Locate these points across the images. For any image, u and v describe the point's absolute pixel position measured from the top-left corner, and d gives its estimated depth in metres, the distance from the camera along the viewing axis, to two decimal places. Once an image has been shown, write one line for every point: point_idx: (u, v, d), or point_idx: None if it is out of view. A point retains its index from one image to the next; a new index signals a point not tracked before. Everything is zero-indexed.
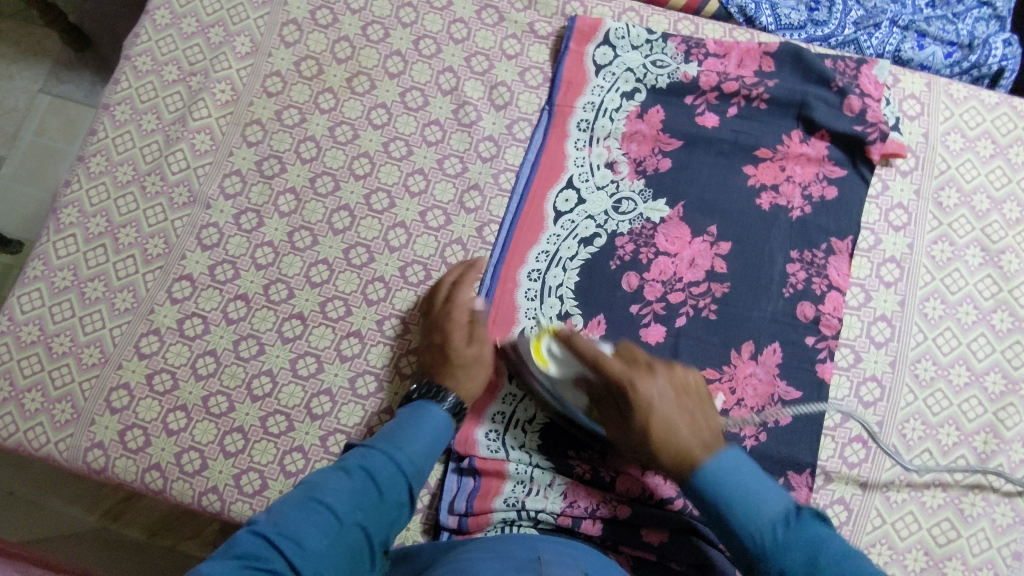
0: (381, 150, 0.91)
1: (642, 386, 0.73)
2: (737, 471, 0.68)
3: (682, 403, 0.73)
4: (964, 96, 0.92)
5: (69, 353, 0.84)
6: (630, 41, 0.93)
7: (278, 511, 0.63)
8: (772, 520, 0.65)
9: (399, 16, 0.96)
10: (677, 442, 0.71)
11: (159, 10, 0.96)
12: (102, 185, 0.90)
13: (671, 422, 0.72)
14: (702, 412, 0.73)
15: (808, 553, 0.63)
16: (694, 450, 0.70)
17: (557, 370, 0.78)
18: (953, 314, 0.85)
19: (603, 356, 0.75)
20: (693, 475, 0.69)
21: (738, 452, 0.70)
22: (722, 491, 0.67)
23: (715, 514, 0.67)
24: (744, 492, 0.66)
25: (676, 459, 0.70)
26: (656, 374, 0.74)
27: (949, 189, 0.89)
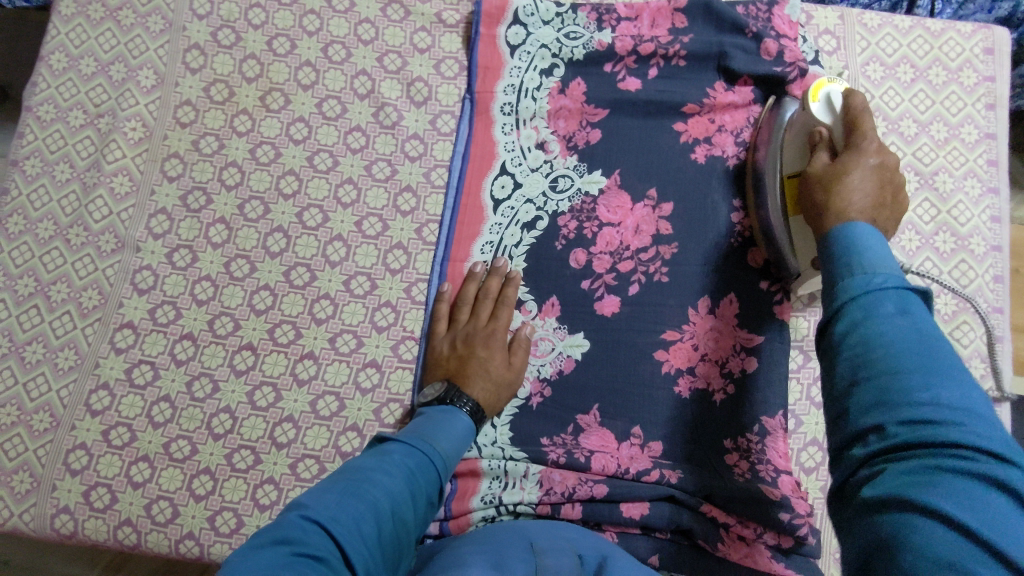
0: (307, 165, 0.89)
1: (873, 147, 0.67)
2: (877, 239, 0.56)
3: (880, 182, 0.64)
4: (878, 24, 0.92)
5: (19, 422, 0.82)
6: (540, 17, 0.91)
7: (324, 496, 0.58)
8: (881, 271, 0.52)
9: (304, 25, 0.93)
10: (848, 196, 0.62)
11: (53, 54, 0.92)
12: (24, 244, 0.87)
13: (858, 186, 0.63)
14: (891, 211, 0.65)
15: (901, 305, 0.50)
16: (853, 209, 0.61)
17: (823, 109, 0.73)
18: (897, 242, 0.85)
19: (865, 116, 0.70)
20: (841, 224, 0.59)
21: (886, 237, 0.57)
22: (843, 261, 0.55)
23: (827, 286, 0.55)
24: (873, 254, 0.54)
25: (832, 213, 0.62)
26: (865, 153, 0.66)
27: (876, 119, 0.89)
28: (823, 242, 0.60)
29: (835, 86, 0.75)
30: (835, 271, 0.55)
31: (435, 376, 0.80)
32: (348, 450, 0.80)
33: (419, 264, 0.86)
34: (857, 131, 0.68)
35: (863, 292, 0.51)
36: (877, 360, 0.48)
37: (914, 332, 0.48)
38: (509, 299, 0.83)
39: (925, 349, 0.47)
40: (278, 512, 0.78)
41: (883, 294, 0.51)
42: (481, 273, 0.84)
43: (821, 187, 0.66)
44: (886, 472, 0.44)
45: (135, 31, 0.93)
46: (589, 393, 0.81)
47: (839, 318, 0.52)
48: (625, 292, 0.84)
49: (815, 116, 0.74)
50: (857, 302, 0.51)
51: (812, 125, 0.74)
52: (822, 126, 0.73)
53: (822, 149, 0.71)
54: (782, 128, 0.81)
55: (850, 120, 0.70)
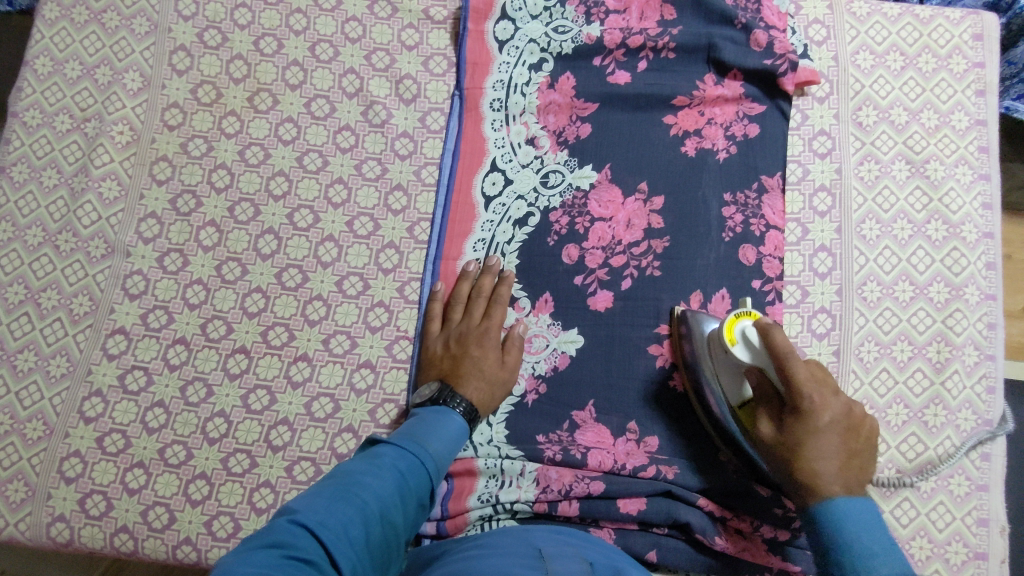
0: (296, 166, 0.88)
1: (818, 404, 0.68)
2: (860, 509, 0.65)
3: (844, 443, 0.68)
4: (866, 12, 0.91)
5: (12, 431, 0.81)
6: (528, 11, 0.90)
7: (313, 500, 0.58)
8: (880, 554, 0.61)
9: (290, 25, 0.92)
10: (817, 470, 0.67)
11: (38, 58, 0.91)
12: (13, 251, 0.86)
13: (825, 476, 0.67)
14: (862, 456, 0.69)
15: (900, 575, 0.60)
16: (831, 488, 0.66)
17: (747, 351, 0.71)
18: (889, 231, 0.85)
19: (793, 360, 0.68)
20: (816, 504, 0.67)
21: (871, 505, 0.66)
22: (833, 544, 0.64)
23: (825, 559, 0.64)
24: (860, 530, 0.63)
25: (811, 496, 0.67)
26: (818, 420, 0.68)
27: (867, 108, 0.89)
28: (813, 527, 0.67)
29: (747, 320, 0.73)
30: (827, 543, 0.65)
31: (429, 376, 0.80)
32: (344, 452, 0.80)
33: (412, 263, 0.86)
34: (798, 394, 0.68)
35: None
36: None
37: None
38: (502, 297, 0.82)
39: None
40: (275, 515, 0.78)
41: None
42: (474, 271, 0.84)
43: (788, 472, 0.69)
44: None
45: (121, 33, 0.92)
46: (584, 389, 0.81)
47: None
48: (619, 286, 0.84)
49: (740, 360, 0.72)
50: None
51: (741, 364, 0.72)
52: (751, 369, 0.72)
53: (765, 417, 0.71)
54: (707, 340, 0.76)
55: (779, 369, 0.69)
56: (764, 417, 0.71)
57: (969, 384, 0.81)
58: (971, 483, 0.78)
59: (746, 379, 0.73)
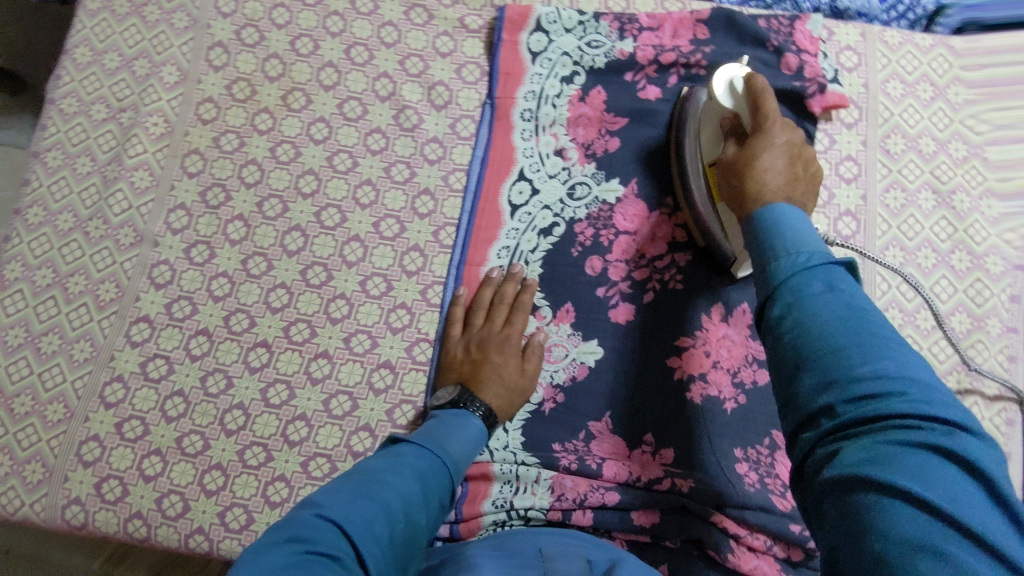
0: (326, 166, 0.89)
1: (777, 126, 0.66)
2: (801, 218, 0.56)
3: (792, 161, 0.64)
4: (898, 42, 0.92)
5: (33, 412, 0.82)
6: (563, 25, 0.92)
7: (336, 495, 0.58)
8: (806, 250, 0.53)
9: (327, 26, 0.94)
10: (763, 181, 0.62)
11: (78, 48, 0.93)
12: (43, 235, 0.87)
13: (773, 166, 0.63)
14: (806, 188, 0.64)
15: (840, 296, 0.49)
16: (774, 193, 0.61)
17: (728, 96, 0.72)
18: (913, 259, 0.85)
19: (761, 85, 0.69)
20: (756, 210, 0.59)
21: (805, 212, 0.58)
22: (767, 241, 0.55)
23: (758, 263, 0.55)
24: (791, 234, 0.54)
25: (750, 201, 0.61)
26: (773, 133, 0.66)
27: (895, 136, 0.89)
28: (749, 225, 0.59)
29: (737, 71, 0.73)
30: (761, 250, 0.55)
31: (448, 380, 0.80)
32: (360, 450, 0.80)
33: (436, 267, 0.87)
34: (758, 109, 0.68)
35: (794, 274, 0.51)
36: (812, 342, 0.47)
37: (842, 307, 0.48)
38: (524, 304, 0.83)
39: (857, 327, 0.47)
40: (289, 509, 0.78)
41: (809, 274, 0.51)
42: (497, 278, 0.85)
43: (739, 188, 0.64)
44: (846, 454, 0.42)
45: (160, 27, 0.94)
46: (602, 401, 0.81)
47: (774, 301, 0.51)
48: (640, 299, 0.84)
49: (720, 105, 0.73)
50: (788, 283, 0.51)
51: (723, 113, 0.73)
52: (727, 114, 0.73)
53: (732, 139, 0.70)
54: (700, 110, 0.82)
55: (751, 103, 0.69)
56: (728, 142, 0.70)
57: (989, 416, 0.81)
58: None
59: (721, 140, 0.75)
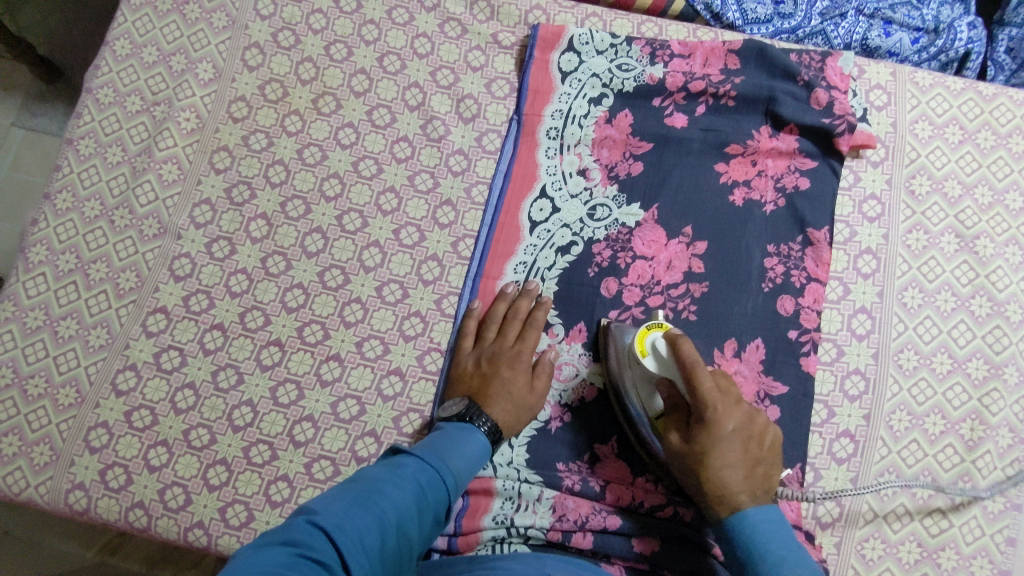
0: (351, 170, 0.90)
1: (722, 412, 0.70)
2: (766, 514, 0.68)
3: (748, 447, 0.71)
4: (929, 83, 0.92)
5: (45, 394, 0.82)
6: (594, 46, 0.92)
7: (332, 502, 0.58)
8: (794, 569, 0.63)
9: (362, 34, 0.95)
10: (723, 477, 0.69)
11: (118, 40, 0.94)
12: (70, 221, 0.88)
13: (729, 461, 0.69)
14: (765, 462, 0.71)
15: (792, 549, 0.65)
16: (739, 497, 0.68)
17: (655, 362, 0.73)
18: (932, 302, 0.85)
19: (700, 371, 0.70)
20: (730, 517, 0.68)
21: (778, 511, 0.69)
22: (746, 550, 0.66)
23: (743, 569, 0.66)
24: (770, 551, 0.65)
25: (716, 502, 0.69)
26: (721, 426, 0.70)
27: (920, 177, 0.89)
28: (730, 542, 0.68)
29: (656, 330, 0.75)
30: (738, 555, 0.67)
31: (456, 392, 0.80)
32: (364, 456, 0.80)
33: (452, 277, 0.87)
34: (704, 404, 0.70)
35: None
36: None
37: None
38: (537, 321, 0.83)
39: None
40: (289, 509, 0.78)
41: None
42: (512, 293, 0.85)
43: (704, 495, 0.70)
44: None
45: (199, 25, 0.95)
46: (609, 423, 0.81)
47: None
48: None
49: (648, 371, 0.74)
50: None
51: (652, 375, 0.75)
52: (659, 378, 0.74)
53: (673, 429, 0.73)
54: (625, 353, 0.78)
55: (686, 377, 0.70)
56: (672, 421, 0.74)
57: (1000, 465, 0.80)
58: (994, 567, 0.77)
59: (658, 391, 0.75)
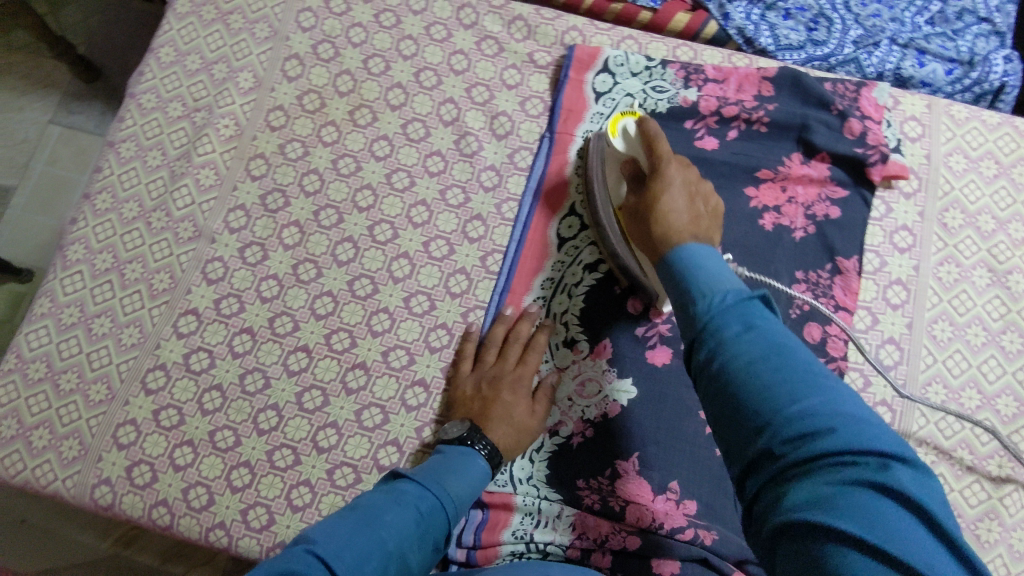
0: (384, 182, 0.91)
1: (671, 163, 0.70)
2: (710, 257, 0.59)
3: (693, 199, 0.68)
4: (965, 116, 0.92)
5: (77, 389, 0.84)
6: (629, 68, 0.93)
7: (334, 530, 0.58)
8: (718, 290, 0.55)
9: (400, 49, 0.97)
10: (669, 218, 0.65)
11: (163, 48, 0.96)
12: (108, 221, 0.90)
13: (675, 206, 0.66)
14: (710, 220, 0.68)
15: (745, 316, 0.52)
16: (681, 235, 0.63)
17: (624, 141, 0.77)
18: (962, 336, 0.84)
19: (655, 133, 0.72)
20: (670, 253, 0.61)
21: (716, 251, 0.60)
22: (682, 286, 0.57)
23: (679, 308, 0.57)
24: (709, 271, 0.57)
25: (659, 240, 0.64)
26: (671, 173, 0.69)
27: (954, 211, 0.88)
28: (667, 277, 0.60)
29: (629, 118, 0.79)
30: (680, 295, 0.57)
31: (455, 416, 0.80)
32: (386, 464, 0.81)
33: (480, 291, 0.88)
34: (650, 150, 0.71)
35: (711, 317, 0.53)
36: (750, 396, 0.48)
37: (768, 344, 0.50)
38: (539, 344, 0.83)
39: (784, 356, 0.49)
40: (310, 514, 0.79)
41: (726, 313, 0.53)
42: (512, 317, 0.85)
43: (648, 233, 0.66)
44: (796, 494, 0.43)
45: (242, 35, 0.97)
46: (630, 442, 0.81)
47: (704, 340, 0.52)
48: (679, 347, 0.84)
49: (619, 152, 0.78)
50: (708, 325, 0.53)
51: (620, 157, 0.78)
52: (625, 157, 0.77)
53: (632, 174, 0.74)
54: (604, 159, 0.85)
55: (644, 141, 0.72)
56: (630, 184, 0.75)
57: None
58: None
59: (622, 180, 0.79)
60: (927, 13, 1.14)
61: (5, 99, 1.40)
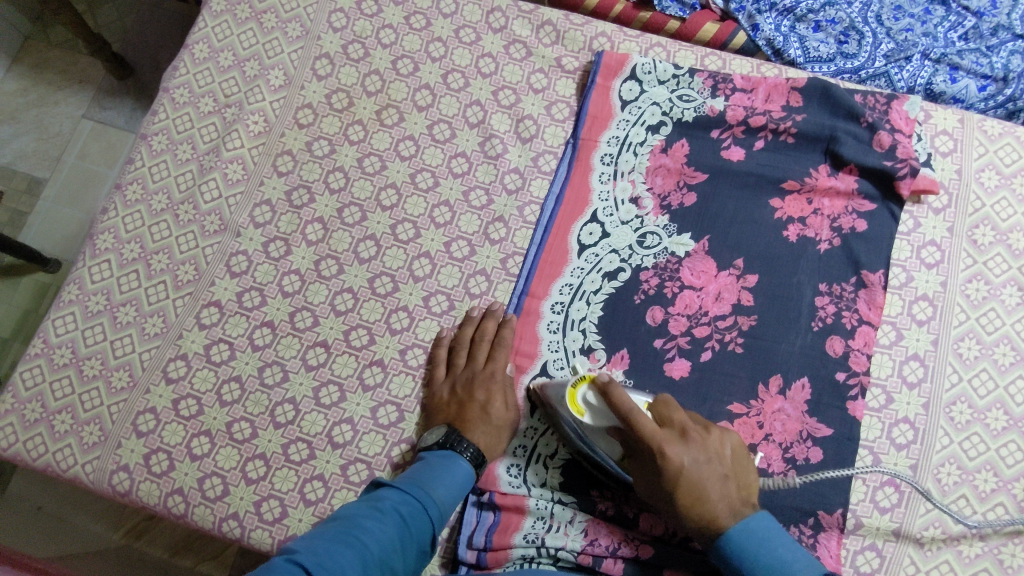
0: (409, 182, 0.92)
1: (684, 468, 0.69)
2: (761, 522, 0.69)
3: (717, 468, 0.70)
4: (998, 132, 0.91)
5: (99, 376, 0.85)
6: (656, 76, 0.93)
7: (313, 542, 0.59)
8: (798, 570, 0.65)
9: (429, 51, 0.98)
10: (712, 511, 0.69)
11: (197, 44, 0.98)
12: (137, 212, 0.92)
13: (709, 489, 0.69)
14: (741, 471, 0.73)
15: None
16: (721, 517, 0.69)
17: (594, 418, 0.72)
18: (989, 355, 0.82)
19: (639, 418, 0.68)
20: (720, 541, 0.68)
21: (767, 518, 0.70)
22: (750, 563, 0.66)
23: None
24: (779, 562, 0.66)
25: (708, 526, 0.69)
26: (693, 446, 0.70)
27: (984, 227, 0.87)
28: (727, 564, 0.68)
29: (585, 390, 0.73)
30: (743, 568, 0.67)
31: (436, 422, 0.80)
32: (400, 462, 0.81)
33: (498, 293, 0.88)
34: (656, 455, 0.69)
35: None
36: None
37: None
38: (505, 341, 0.83)
39: None
40: (323, 509, 0.79)
41: None
42: (478, 316, 0.86)
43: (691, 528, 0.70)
44: None
45: (275, 34, 0.98)
46: None
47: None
48: (697, 357, 0.83)
49: (590, 426, 0.73)
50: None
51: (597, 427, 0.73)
52: (608, 426, 0.73)
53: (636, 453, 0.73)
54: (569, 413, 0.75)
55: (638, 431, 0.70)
56: (630, 459, 0.73)
57: None
58: None
59: (612, 438, 0.74)
60: (961, 28, 1.13)
61: (40, 93, 1.44)
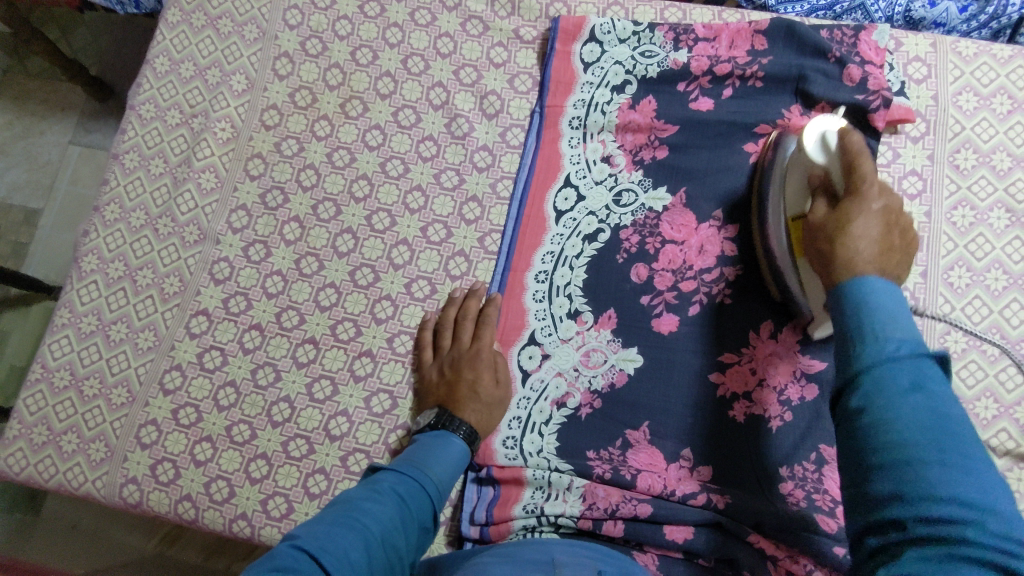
0: (379, 171, 0.92)
1: (874, 188, 0.62)
2: (893, 300, 0.52)
3: (886, 232, 0.60)
4: (973, 53, 0.88)
5: (99, 395, 0.87)
6: (616, 35, 0.92)
7: (314, 527, 0.58)
8: (894, 338, 0.48)
9: (386, 37, 0.97)
10: (852, 252, 0.57)
11: (157, 58, 0.98)
12: (118, 231, 0.93)
13: (864, 233, 0.59)
14: (897, 236, 0.60)
15: (927, 427, 0.45)
16: (866, 265, 0.56)
17: (820, 150, 0.69)
18: (981, 281, 0.81)
19: (864, 157, 0.63)
20: (847, 282, 0.54)
21: (900, 295, 0.52)
22: (854, 321, 0.51)
23: (840, 350, 0.51)
24: (869, 311, 0.51)
25: (839, 217, 0.61)
26: (869, 196, 0.61)
27: (965, 151, 0.85)
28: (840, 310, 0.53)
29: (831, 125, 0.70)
30: (845, 335, 0.51)
31: (427, 403, 0.81)
32: (397, 448, 0.82)
33: (480, 272, 0.88)
34: (853, 192, 0.62)
35: (882, 373, 0.47)
36: (886, 447, 0.45)
37: (930, 414, 0.45)
38: (492, 319, 0.83)
39: (938, 434, 0.45)
40: (327, 501, 0.80)
41: (897, 368, 0.47)
42: (461, 297, 0.86)
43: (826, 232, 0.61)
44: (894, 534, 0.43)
45: (232, 39, 0.98)
46: (640, 410, 0.80)
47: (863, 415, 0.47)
48: (685, 312, 0.83)
49: (811, 160, 0.70)
50: (871, 374, 0.48)
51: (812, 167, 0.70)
52: (818, 169, 0.69)
53: (824, 193, 0.67)
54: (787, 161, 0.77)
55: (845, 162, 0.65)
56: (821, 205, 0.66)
57: None
58: None
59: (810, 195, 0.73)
60: None
61: (26, 125, 1.46)
